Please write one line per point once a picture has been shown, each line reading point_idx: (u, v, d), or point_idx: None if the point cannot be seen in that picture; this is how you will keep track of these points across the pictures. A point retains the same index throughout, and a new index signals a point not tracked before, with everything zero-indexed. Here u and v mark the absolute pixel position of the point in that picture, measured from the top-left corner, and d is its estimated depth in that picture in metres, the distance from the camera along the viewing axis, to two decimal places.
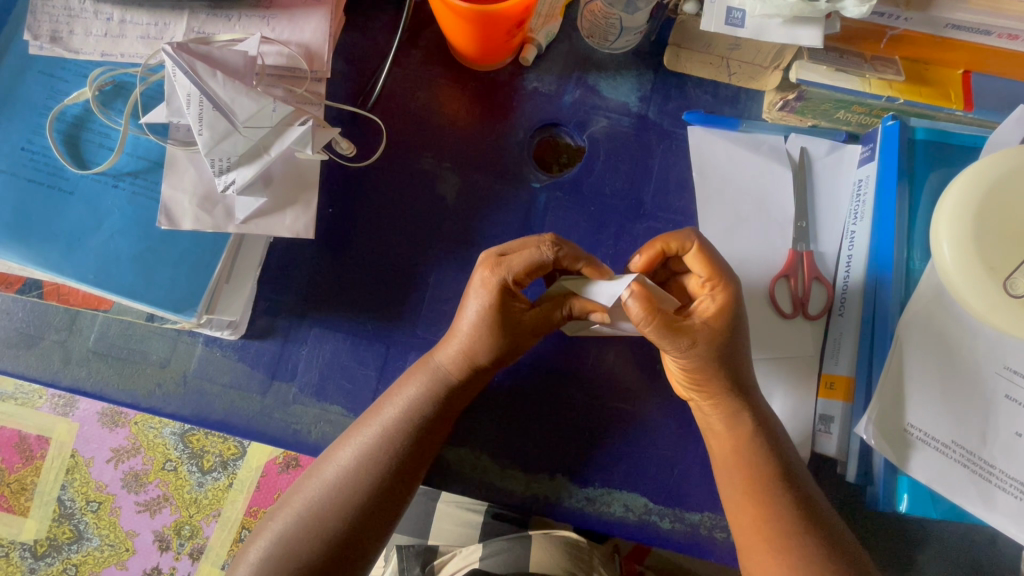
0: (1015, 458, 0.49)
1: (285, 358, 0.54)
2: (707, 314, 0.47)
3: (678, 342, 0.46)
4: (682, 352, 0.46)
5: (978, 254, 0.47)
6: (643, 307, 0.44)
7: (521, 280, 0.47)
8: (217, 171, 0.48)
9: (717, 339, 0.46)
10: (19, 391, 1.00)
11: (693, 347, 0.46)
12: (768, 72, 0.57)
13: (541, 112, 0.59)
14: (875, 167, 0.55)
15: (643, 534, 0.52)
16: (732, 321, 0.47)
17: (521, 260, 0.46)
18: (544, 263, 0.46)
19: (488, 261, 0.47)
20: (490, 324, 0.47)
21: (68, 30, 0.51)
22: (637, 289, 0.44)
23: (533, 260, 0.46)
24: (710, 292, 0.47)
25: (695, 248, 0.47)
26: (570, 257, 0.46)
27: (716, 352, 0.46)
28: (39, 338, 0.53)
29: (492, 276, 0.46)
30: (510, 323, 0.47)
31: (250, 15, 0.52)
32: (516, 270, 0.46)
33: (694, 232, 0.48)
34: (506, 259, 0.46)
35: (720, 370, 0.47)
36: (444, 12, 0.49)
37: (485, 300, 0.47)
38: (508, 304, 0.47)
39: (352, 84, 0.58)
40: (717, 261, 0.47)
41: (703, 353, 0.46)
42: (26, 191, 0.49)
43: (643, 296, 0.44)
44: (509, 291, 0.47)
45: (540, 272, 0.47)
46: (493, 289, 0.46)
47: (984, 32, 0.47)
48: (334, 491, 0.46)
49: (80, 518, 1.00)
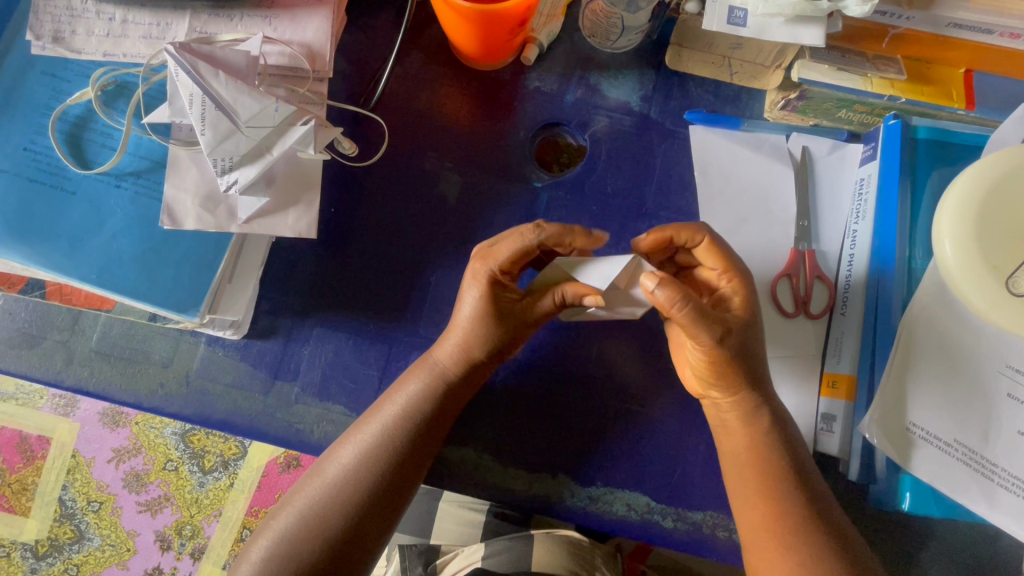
0: (1017, 456, 0.49)
1: (287, 358, 0.54)
2: (734, 304, 0.47)
3: (714, 332, 0.45)
4: (717, 343, 0.45)
5: (980, 252, 0.47)
6: (674, 293, 0.42)
7: (510, 268, 0.47)
8: (219, 171, 0.48)
9: (747, 327, 0.47)
10: (20, 391, 1.00)
11: (728, 336, 0.45)
12: (771, 71, 0.58)
13: (543, 112, 0.59)
14: (876, 166, 0.55)
15: (645, 533, 0.52)
16: (755, 310, 0.48)
17: (507, 248, 0.46)
18: (529, 247, 0.46)
19: (479, 253, 0.48)
20: (484, 315, 0.47)
21: (69, 30, 0.51)
22: (663, 278, 0.42)
23: (519, 246, 0.46)
24: (729, 283, 0.48)
25: (706, 241, 0.47)
26: (556, 238, 0.46)
27: (748, 341, 0.47)
28: (41, 339, 0.53)
29: (483, 267, 0.47)
30: (501, 312, 0.48)
31: (252, 14, 0.52)
32: (504, 259, 0.46)
33: (703, 224, 0.48)
34: (494, 249, 0.47)
35: (752, 358, 0.47)
36: (445, 11, 0.49)
37: (477, 290, 0.47)
38: (500, 294, 0.48)
39: (353, 84, 0.58)
40: (730, 252, 0.48)
41: (738, 342, 0.46)
42: (27, 191, 0.49)
43: (671, 284, 0.42)
44: (500, 283, 0.48)
45: (527, 257, 0.47)
46: (484, 280, 0.47)
47: (986, 31, 0.47)
48: (336, 490, 0.46)
49: (81, 518, 1.00)
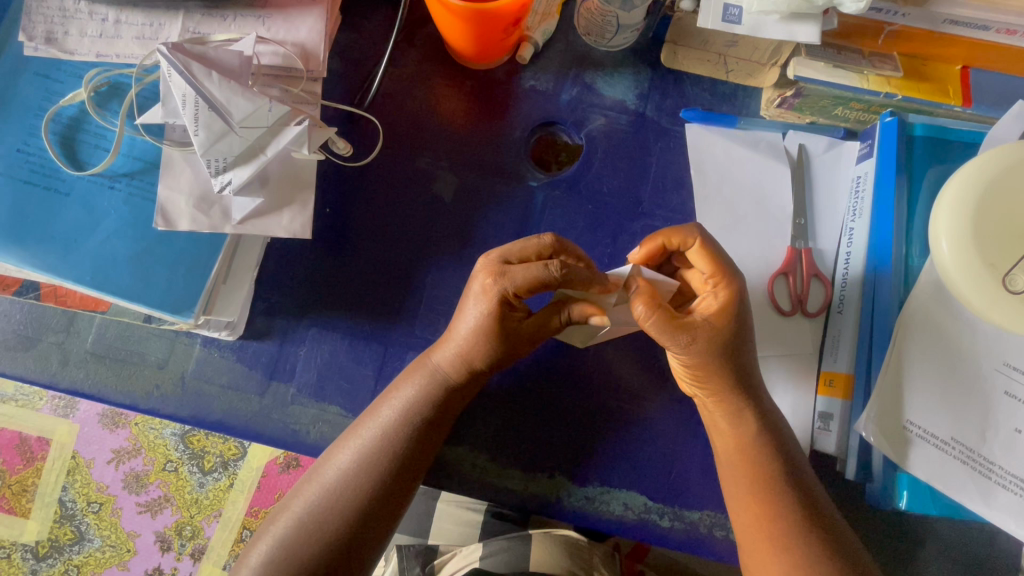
0: (1015, 454, 0.48)
1: (283, 358, 0.54)
2: (710, 312, 0.47)
3: (677, 337, 0.46)
4: (683, 348, 0.46)
5: (977, 250, 0.46)
6: (645, 301, 0.45)
7: (523, 293, 0.46)
8: (213, 172, 0.47)
9: (717, 337, 0.46)
10: (19, 393, 1.00)
11: (693, 343, 0.46)
12: (766, 69, 0.57)
13: (538, 111, 0.59)
14: (873, 163, 0.54)
15: (643, 533, 0.52)
16: (733, 319, 0.47)
17: (524, 275, 0.45)
18: (546, 281, 0.45)
19: (491, 269, 0.46)
20: (488, 332, 0.47)
21: (63, 31, 0.51)
22: (642, 285, 0.46)
23: (536, 276, 0.45)
24: (712, 289, 0.47)
25: (696, 245, 0.47)
26: (577, 277, 0.45)
27: (718, 349, 0.46)
28: (37, 340, 0.53)
29: (493, 285, 0.46)
30: (505, 333, 0.47)
31: (245, 14, 0.51)
32: (519, 284, 0.45)
33: (696, 227, 0.48)
34: (509, 270, 0.45)
35: (722, 366, 0.47)
36: (440, 11, 0.49)
37: (486, 308, 0.46)
38: (507, 314, 0.47)
39: (347, 84, 0.58)
40: (720, 258, 0.47)
41: (705, 350, 0.46)
42: (21, 192, 0.49)
43: (647, 292, 0.46)
44: (509, 303, 0.47)
45: (545, 288, 0.45)
46: (493, 299, 0.46)
47: (982, 27, 0.47)
48: (333, 494, 0.46)
49: (81, 519, 1.00)
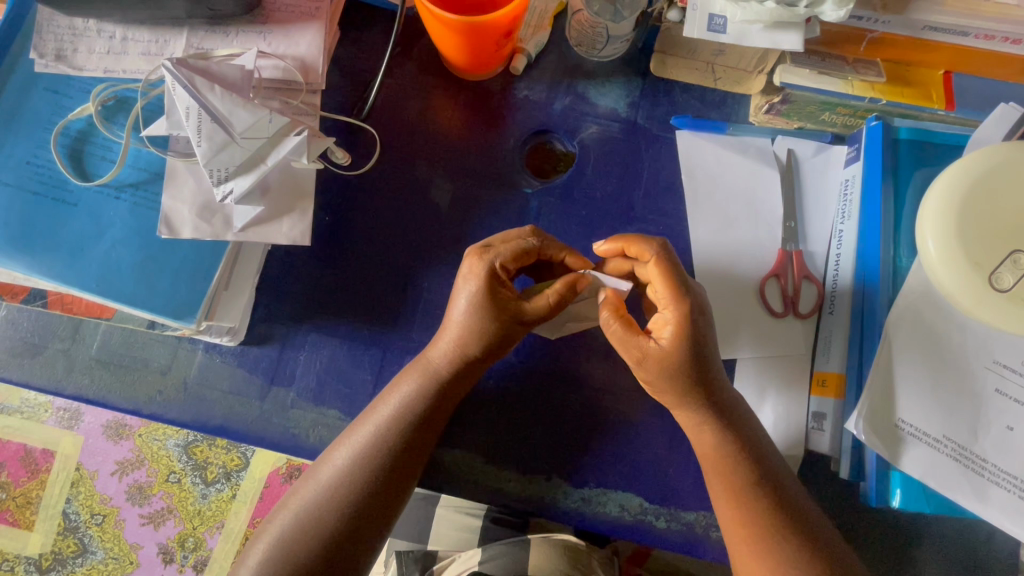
0: (1006, 451, 0.49)
1: (283, 364, 0.55)
2: (661, 336, 0.47)
3: (629, 352, 0.48)
4: (635, 363, 0.48)
5: (961, 250, 0.47)
6: (611, 310, 0.47)
7: (509, 265, 0.48)
8: (216, 181, 0.49)
9: (666, 359, 0.47)
10: (25, 405, 1.01)
11: (643, 361, 0.47)
12: (754, 76, 0.60)
13: (533, 119, 0.61)
14: (861, 167, 0.55)
15: (638, 534, 0.52)
16: (685, 345, 0.46)
17: (508, 246, 0.48)
18: (528, 250, 0.48)
19: (475, 251, 0.49)
20: (478, 307, 0.48)
21: (72, 48, 0.53)
22: (610, 295, 0.48)
23: (518, 248, 0.48)
24: (662, 311, 0.47)
25: (652, 262, 0.47)
26: (553, 246, 0.50)
27: (669, 370, 0.47)
28: (43, 347, 0.54)
29: (480, 263, 0.48)
30: (495, 313, 0.48)
31: (247, 30, 0.53)
32: (505, 256, 0.48)
33: (659, 243, 0.48)
34: (493, 247, 0.48)
35: (677, 384, 0.47)
36: (434, 23, 0.50)
37: (474, 286, 0.48)
38: (496, 290, 0.48)
39: (346, 97, 0.60)
40: (675, 278, 0.46)
41: (654, 369, 0.47)
42: (29, 203, 0.50)
43: (613, 303, 0.47)
44: (498, 278, 0.48)
45: (525, 261, 0.49)
46: (481, 275, 0.48)
47: (962, 33, 0.48)
48: (331, 493, 0.47)
49: (85, 531, 1.00)
